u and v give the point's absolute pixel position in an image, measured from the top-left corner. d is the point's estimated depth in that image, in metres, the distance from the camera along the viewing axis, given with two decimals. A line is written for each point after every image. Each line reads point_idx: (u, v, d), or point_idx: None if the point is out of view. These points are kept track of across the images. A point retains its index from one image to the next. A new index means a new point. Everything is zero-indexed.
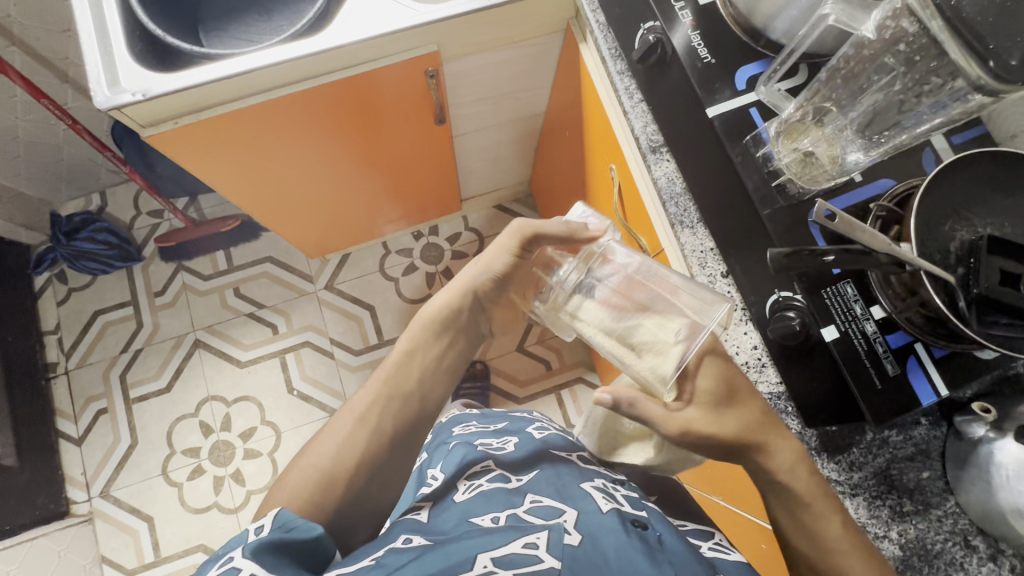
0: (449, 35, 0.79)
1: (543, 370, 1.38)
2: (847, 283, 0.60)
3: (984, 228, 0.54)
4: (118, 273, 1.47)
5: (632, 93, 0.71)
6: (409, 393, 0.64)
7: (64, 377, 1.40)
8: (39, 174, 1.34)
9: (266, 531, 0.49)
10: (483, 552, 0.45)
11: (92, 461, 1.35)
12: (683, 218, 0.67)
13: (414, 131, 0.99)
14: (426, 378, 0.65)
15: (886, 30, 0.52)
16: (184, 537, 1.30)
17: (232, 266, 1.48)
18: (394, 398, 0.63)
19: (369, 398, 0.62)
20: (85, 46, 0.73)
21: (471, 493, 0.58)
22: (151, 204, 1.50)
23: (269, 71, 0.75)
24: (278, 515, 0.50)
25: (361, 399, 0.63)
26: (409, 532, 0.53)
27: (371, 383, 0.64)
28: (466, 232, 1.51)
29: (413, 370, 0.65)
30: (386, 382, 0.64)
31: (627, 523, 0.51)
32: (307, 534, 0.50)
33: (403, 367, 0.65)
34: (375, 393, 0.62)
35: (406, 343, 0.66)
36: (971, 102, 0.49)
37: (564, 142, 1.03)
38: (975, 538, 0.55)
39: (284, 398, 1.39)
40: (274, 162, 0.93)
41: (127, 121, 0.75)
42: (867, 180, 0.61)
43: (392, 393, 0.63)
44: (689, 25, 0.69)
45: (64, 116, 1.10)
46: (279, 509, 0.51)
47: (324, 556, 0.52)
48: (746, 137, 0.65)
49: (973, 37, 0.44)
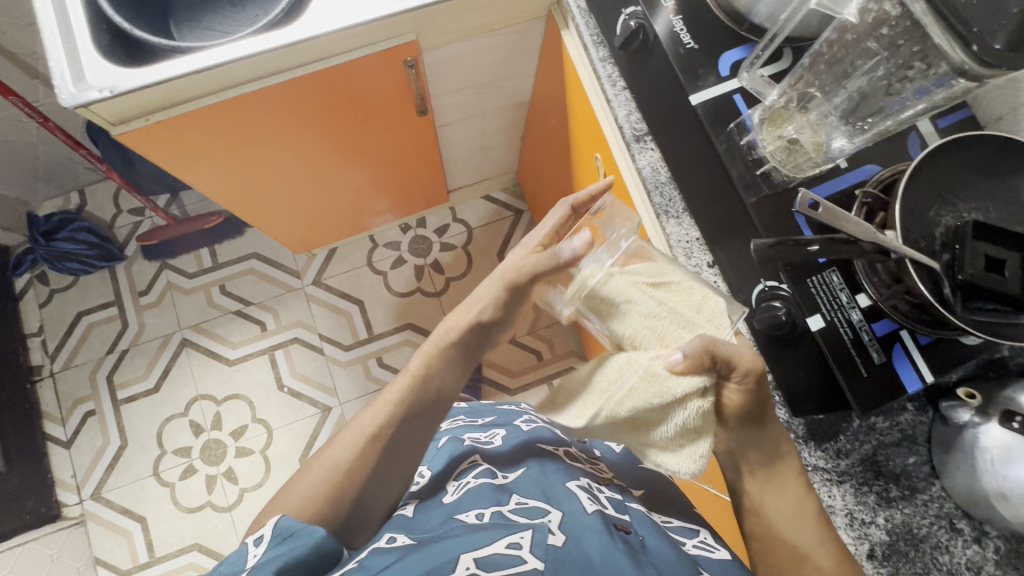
0: (429, 24, 0.77)
1: (534, 361, 1.38)
2: (833, 271, 0.60)
3: (970, 213, 0.54)
4: (101, 273, 1.44)
5: (615, 80, 0.70)
6: (420, 419, 0.61)
7: (50, 380, 1.38)
8: (14, 174, 1.31)
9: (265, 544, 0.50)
10: (466, 554, 0.45)
11: (82, 463, 1.34)
12: (668, 208, 0.65)
13: (397, 123, 0.97)
14: (439, 401, 0.63)
15: (868, 13, 0.51)
16: (178, 537, 1.30)
17: (217, 263, 1.46)
18: (407, 422, 0.61)
19: (381, 418, 0.60)
20: (47, 41, 0.70)
21: (458, 493, 0.58)
22: (132, 202, 1.47)
23: (242, 63, 0.73)
24: (277, 525, 0.51)
25: (390, 393, 0.62)
26: (396, 531, 0.53)
27: (381, 403, 0.61)
28: (454, 223, 1.50)
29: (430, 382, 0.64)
30: (398, 406, 0.60)
31: (610, 526, 0.51)
32: (307, 538, 0.50)
33: (416, 390, 0.62)
34: (385, 411, 0.60)
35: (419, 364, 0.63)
36: (956, 86, 0.49)
37: (549, 131, 1.02)
38: (960, 521, 0.56)
39: (275, 395, 1.38)
40: (253, 157, 0.91)
41: (96, 119, 0.73)
42: (850, 167, 0.60)
43: (406, 417, 0.61)
44: (671, 10, 0.67)
45: (35, 114, 1.07)
46: (277, 518, 0.53)
47: (333, 557, 0.52)
48: (730, 125, 0.64)
49: (957, 21, 0.43)
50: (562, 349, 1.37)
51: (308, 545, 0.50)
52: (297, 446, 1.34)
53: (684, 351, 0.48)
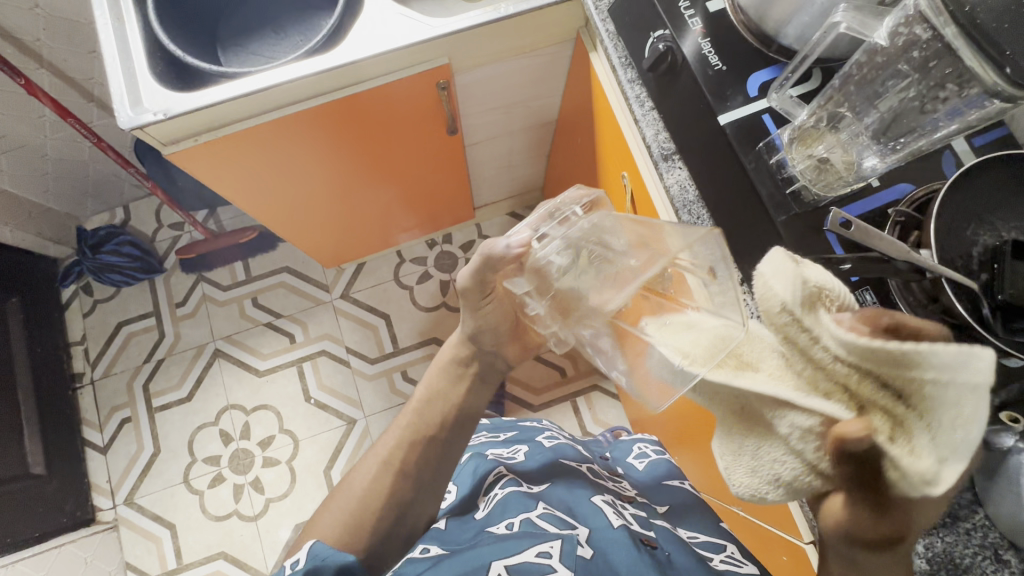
0: (462, 48, 0.81)
1: (557, 377, 1.38)
2: (866, 290, 0.59)
3: (1009, 233, 0.53)
4: (141, 285, 1.50)
5: (642, 101, 0.72)
6: None
7: (90, 387, 1.44)
8: (66, 190, 1.39)
9: (301, 563, 0.51)
10: (498, 560, 0.47)
11: (117, 469, 1.38)
12: (696, 226, 0.66)
13: (425, 142, 1.00)
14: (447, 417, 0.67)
15: (899, 37, 0.52)
16: (205, 545, 1.32)
17: (250, 276, 1.51)
18: (416, 439, 0.64)
19: (393, 442, 0.64)
20: (109, 68, 0.75)
21: (488, 507, 0.60)
22: (172, 217, 1.53)
23: (285, 88, 0.77)
24: (312, 548, 0.52)
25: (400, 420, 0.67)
26: (429, 543, 0.56)
27: (394, 428, 0.66)
28: (480, 239, 1.52)
29: (435, 411, 0.67)
30: (408, 425, 0.65)
31: (637, 541, 0.51)
32: (340, 561, 0.51)
33: (424, 413, 0.67)
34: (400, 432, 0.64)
35: (426, 389, 0.70)
36: (989, 107, 0.49)
37: (576, 150, 1.04)
38: (1006, 552, 0.53)
39: (302, 406, 1.41)
40: (290, 175, 0.95)
41: (150, 140, 0.77)
42: (884, 185, 0.60)
43: (414, 434, 0.65)
44: (698, 32, 0.68)
45: (90, 134, 1.13)
46: (313, 543, 0.53)
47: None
48: (759, 144, 0.63)
49: (988, 44, 0.43)
50: (585, 366, 1.37)
51: (341, 568, 0.51)
52: (321, 458, 1.37)
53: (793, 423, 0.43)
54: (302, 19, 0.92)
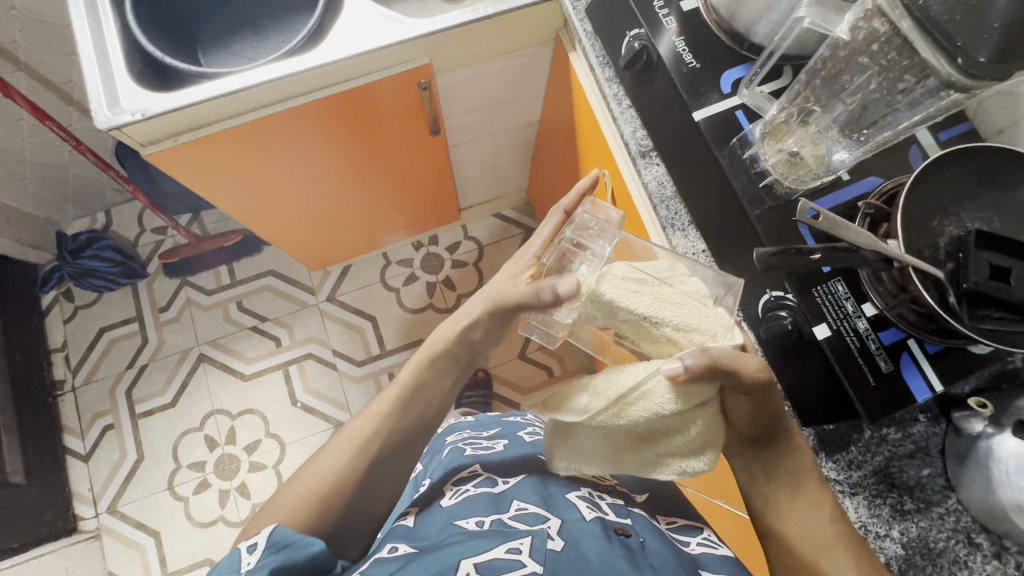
0: (442, 48, 0.81)
1: (545, 376, 1.39)
2: (838, 281, 0.60)
3: (973, 223, 0.54)
4: (123, 290, 1.49)
5: (620, 99, 0.72)
6: (409, 416, 0.63)
7: (71, 394, 1.41)
8: (45, 195, 1.37)
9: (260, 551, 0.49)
10: (466, 559, 0.45)
11: (99, 477, 1.36)
12: (674, 221, 0.67)
13: (408, 143, 1.01)
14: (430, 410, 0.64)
15: (858, 31, 0.53)
16: (190, 552, 1.30)
17: (235, 280, 1.50)
18: (397, 427, 0.62)
19: (370, 424, 0.62)
20: (85, 69, 0.75)
21: (458, 497, 0.59)
22: (155, 221, 1.52)
23: (265, 88, 0.77)
24: (272, 533, 0.50)
25: (381, 403, 0.64)
26: (396, 540, 0.53)
27: (372, 409, 0.63)
28: (466, 240, 1.52)
29: (421, 400, 0.64)
30: (389, 410, 0.63)
31: (609, 531, 0.52)
32: (305, 550, 0.50)
33: (410, 400, 0.63)
34: (375, 416, 0.62)
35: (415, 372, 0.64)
36: (945, 98, 0.51)
37: (558, 150, 1.05)
38: (979, 535, 0.55)
39: (288, 410, 1.40)
40: (273, 176, 0.94)
41: (128, 141, 0.77)
42: (853, 179, 0.61)
43: (395, 422, 0.62)
44: (673, 32, 0.69)
45: (69, 137, 1.12)
46: (274, 526, 0.52)
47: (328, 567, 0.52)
48: (733, 140, 0.65)
49: (942, 36, 0.44)
50: (572, 365, 1.38)
51: (306, 557, 0.50)
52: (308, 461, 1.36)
53: (685, 361, 0.47)
54: (283, 21, 0.92)
